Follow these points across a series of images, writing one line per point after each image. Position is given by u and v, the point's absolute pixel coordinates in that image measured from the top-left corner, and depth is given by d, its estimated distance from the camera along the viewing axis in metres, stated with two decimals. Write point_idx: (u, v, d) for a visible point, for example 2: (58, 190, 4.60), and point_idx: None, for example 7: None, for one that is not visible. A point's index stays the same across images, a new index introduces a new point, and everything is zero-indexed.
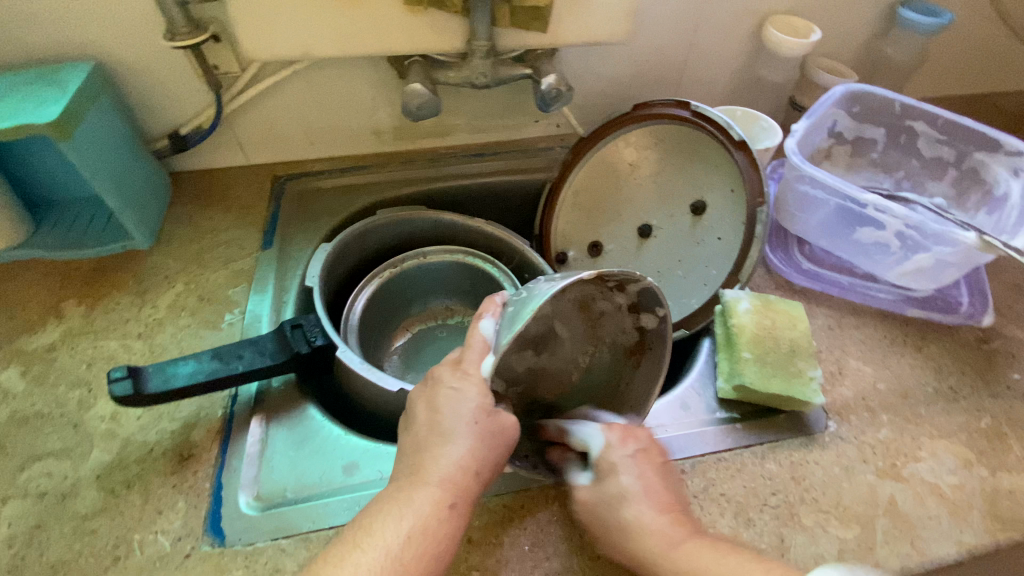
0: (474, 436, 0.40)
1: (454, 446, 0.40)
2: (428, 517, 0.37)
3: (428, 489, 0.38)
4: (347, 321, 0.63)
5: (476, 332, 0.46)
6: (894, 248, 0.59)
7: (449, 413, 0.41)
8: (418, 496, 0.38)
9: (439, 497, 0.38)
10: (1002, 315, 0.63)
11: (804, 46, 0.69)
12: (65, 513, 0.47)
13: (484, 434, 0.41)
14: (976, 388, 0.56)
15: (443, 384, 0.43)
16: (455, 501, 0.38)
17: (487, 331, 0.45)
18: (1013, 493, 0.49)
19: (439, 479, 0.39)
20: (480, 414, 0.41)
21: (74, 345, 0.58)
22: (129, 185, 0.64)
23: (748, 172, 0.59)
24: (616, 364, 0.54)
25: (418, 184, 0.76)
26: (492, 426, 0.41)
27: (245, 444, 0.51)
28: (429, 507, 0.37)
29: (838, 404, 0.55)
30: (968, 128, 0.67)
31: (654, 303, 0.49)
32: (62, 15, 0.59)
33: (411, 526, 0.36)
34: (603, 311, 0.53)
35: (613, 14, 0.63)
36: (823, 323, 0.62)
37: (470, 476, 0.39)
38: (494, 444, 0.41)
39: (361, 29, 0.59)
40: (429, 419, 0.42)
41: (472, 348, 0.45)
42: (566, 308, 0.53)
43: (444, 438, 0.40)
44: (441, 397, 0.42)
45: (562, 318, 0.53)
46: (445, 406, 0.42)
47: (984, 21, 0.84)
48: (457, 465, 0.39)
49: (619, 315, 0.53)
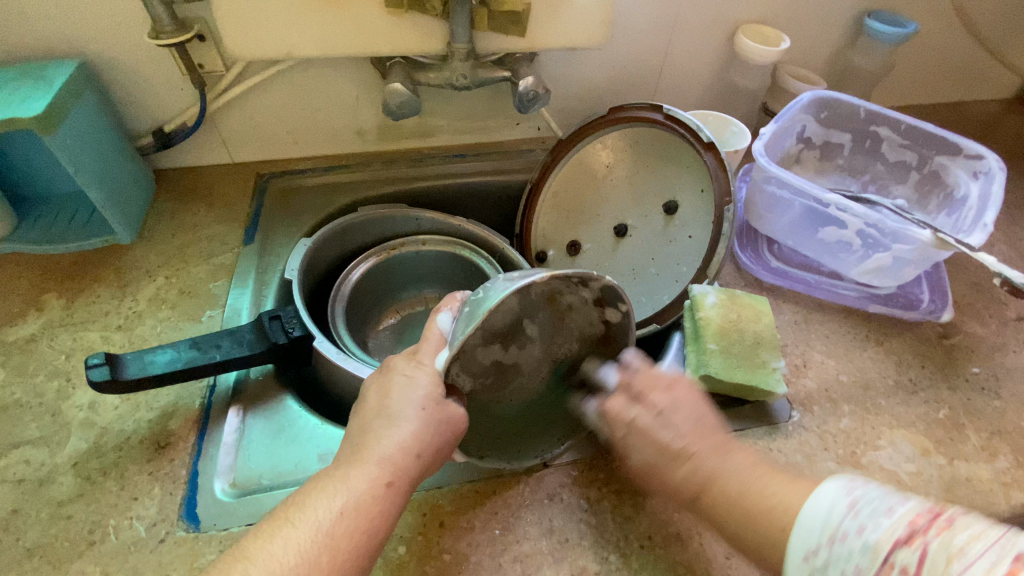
0: (419, 420, 0.41)
1: (395, 431, 0.41)
2: (362, 494, 0.38)
3: (367, 468, 0.39)
4: (340, 291, 0.66)
5: (433, 327, 0.47)
6: (856, 246, 0.61)
7: (398, 398, 0.43)
8: (356, 473, 0.39)
9: (377, 475, 0.39)
10: (963, 311, 0.66)
11: (773, 53, 0.72)
12: (41, 500, 0.47)
13: (429, 419, 0.41)
14: (935, 380, 0.59)
15: (410, 365, 0.44)
16: (392, 480, 0.39)
17: (444, 326, 0.47)
18: (968, 480, 0.51)
19: (378, 458, 0.40)
20: (429, 401, 0.42)
21: (55, 337, 0.58)
22: (112, 180, 0.65)
23: (716, 173, 0.61)
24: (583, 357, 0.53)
25: (401, 183, 0.78)
26: (440, 413, 0.42)
27: (222, 433, 0.52)
28: (366, 485, 0.38)
29: (802, 395, 0.57)
30: (929, 133, 0.70)
31: (616, 299, 0.48)
32: (48, 11, 0.60)
33: (343, 504, 0.37)
34: (573, 306, 0.50)
35: (589, 20, 0.65)
36: (790, 318, 0.64)
37: (409, 457, 0.40)
38: (441, 429, 0.42)
39: (343, 29, 0.61)
40: (379, 404, 0.43)
41: (428, 342, 0.46)
42: (533, 304, 0.49)
43: (390, 421, 0.41)
44: (393, 383, 0.44)
45: (529, 312, 0.50)
46: (395, 392, 0.43)
47: (949, 32, 0.87)
48: (398, 446, 0.40)
49: (589, 310, 0.51)
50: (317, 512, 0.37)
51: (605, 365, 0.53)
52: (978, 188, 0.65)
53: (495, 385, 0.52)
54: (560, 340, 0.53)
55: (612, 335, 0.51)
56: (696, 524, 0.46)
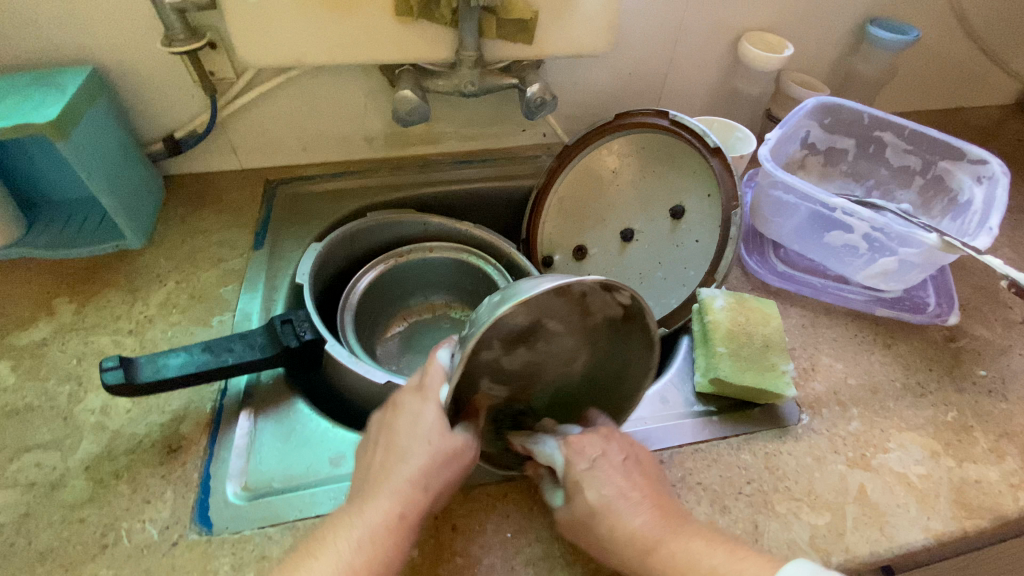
0: (427, 452, 0.42)
1: (407, 464, 0.41)
2: (377, 526, 0.38)
3: (380, 502, 0.40)
4: (347, 301, 0.66)
5: (433, 362, 0.46)
6: (863, 250, 0.62)
7: (404, 434, 0.43)
8: (370, 507, 0.39)
9: (390, 508, 0.39)
10: (969, 314, 0.66)
11: (777, 60, 0.73)
12: (53, 503, 0.47)
13: (437, 451, 0.42)
14: (943, 383, 0.59)
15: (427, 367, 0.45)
16: (405, 512, 0.39)
17: (444, 362, 0.46)
18: (978, 482, 0.51)
19: (390, 491, 0.40)
20: (435, 433, 0.42)
21: (66, 341, 0.59)
22: (124, 186, 0.65)
23: (723, 176, 0.62)
24: (610, 361, 0.50)
25: (408, 189, 0.79)
26: (444, 445, 0.42)
27: (233, 436, 0.52)
28: (381, 519, 0.39)
29: (811, 398, 0.57)
30: (933, 138, 0.70)
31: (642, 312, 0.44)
32: (62, 19, 0.61)
33: (360, 537, 0.38)
34: (596, 307, 0.46)
35: (595, 27, 0.66)
36: (797, 322, 0.64)
37: (420, 491, 0.41)
38: (447, 462, 0.42)
39: (354, 37, 0.61)
40: (386, 446, 0.43)
41: (429, 377, 0.45)
42: (556, 305, 0.47)
43: (399, 456, 0.42)
44: (398, 419, 0.44)
45: (550, 314, 0.47)
46: (403, 428, 0.43)
47: (950, 38, 0.88)
48: (408, 480, 0.41)
49: (612, 314, 0.47)
50: (336, 546, 0.38)
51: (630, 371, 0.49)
52: (982, 193, 0.66)
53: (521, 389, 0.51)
54: (585, 343, 0.50)
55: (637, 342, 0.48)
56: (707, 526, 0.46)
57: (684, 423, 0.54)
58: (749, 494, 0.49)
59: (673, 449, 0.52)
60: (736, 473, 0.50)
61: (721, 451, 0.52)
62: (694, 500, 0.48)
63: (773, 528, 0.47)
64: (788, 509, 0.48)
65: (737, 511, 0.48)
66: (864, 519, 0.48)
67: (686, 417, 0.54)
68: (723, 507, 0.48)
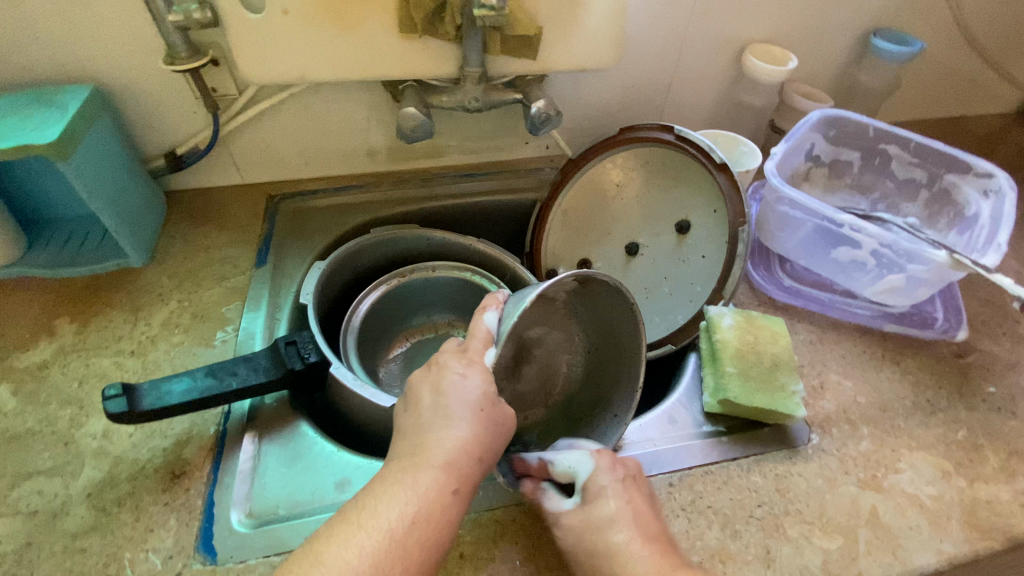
0: (477, 421, 0.41)
1: (454, 430, 0.41)
2: (431, 499, 0.38)
3: (432, 471, 0.39)
4: (349, 324, 0.65)
5: (479, 325, 0.48)
6: (870, 266, 0.61)
7: (453, 396, 0.42)
8: (423, 478, 0.38)
9: (444, 481, 0.39)
10: (977, 329, 0.65)
11: (781, 73, 0.73)
12: (56, 532, 0.46)
13: (486, 420, 0.42)
14: (952, 400, 0.58)
15: (449, 369, 0.44)
16: (458, 487, 0.39)
17: (490, 323, 0.48)
18: (991, 503, 0.51)
19: (442, 462, 0.39)
20: (485, 402, 0.42)
21: (67, 363, 0.58)
22: (125, 205, 0.65)
23: (730, 193, 0.62)
24: (595, 333, 0.58)
25: (411, 203, 0.78)
26: (495, 415, 0.42)
27: (237, 461, 0.51)
28: (434, 493, 0.38)
29: (820, 417, 0.56)
30: (939, 151, 0.70)
31: (612, 301, 0.54)
32: (62, 37, 0.60)
33: (415, 512, 0.37)
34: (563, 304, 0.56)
35: (600, 42, 0.66)
36: (805, 338, 0.64)
37: (472, 461, 0.40)
38: (495, 429, 0.42)
39: (357, 53, 0.61)
40: (434, 402, 0.42)
41: (474, 339, 0.47)
42: (536, 318, 0.55)
43: (447, 422, 0.41)
44: (446, 381, 0.43)
45: (530, 322, 0.55)
46: (450, 388, 0.43)
47: (954, 48, 0.88)
48: (460, 448, 0.40)
49: (574, 297, 0.56)
50: (387, 518, 0.37)
51: (618, 329, 0.55)
52: (989, 207, 0.65)
53: (540, 396, 0.57)
54: (567, 327, 0.57)
55: (611, 307, 0.55)
56: (719, 552, 0.46)
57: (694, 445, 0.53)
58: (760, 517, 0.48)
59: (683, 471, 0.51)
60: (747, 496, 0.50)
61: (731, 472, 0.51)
62: (705, 524, 0.47)
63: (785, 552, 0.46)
64: (800, 533, 0.47)
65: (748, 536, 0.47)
66: (877, 542, 0.47)
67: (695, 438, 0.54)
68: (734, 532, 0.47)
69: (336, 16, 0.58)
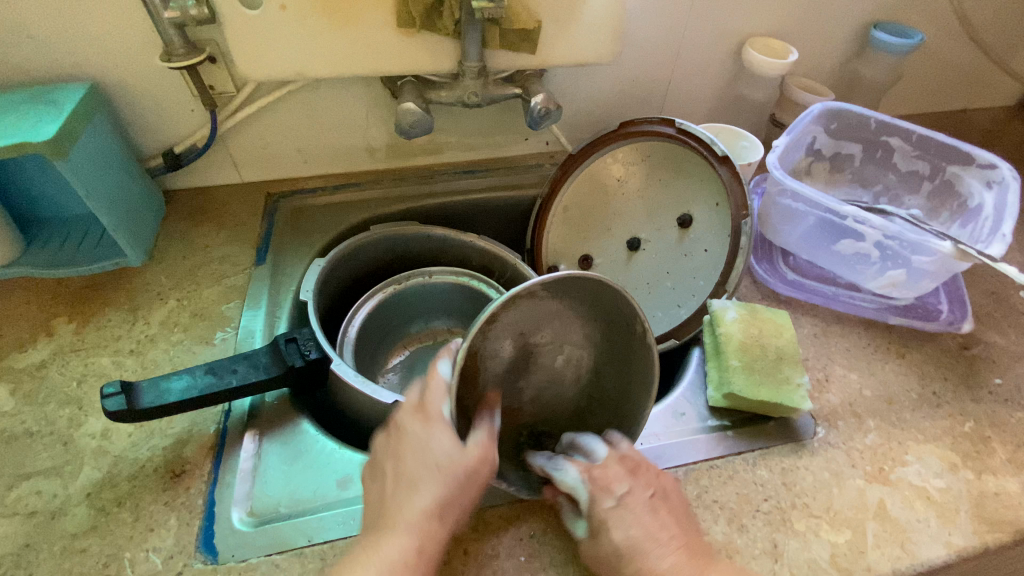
0: (440, 481, 0.41)
1: (419, 494, 0.41)
2: (398, 562, 0.38)
3: (397, 536, 0.39)
4: (345, 337, 0.64)
5: (447, 344, 0.47)
6: (874, 258, 0.61)
7: (414, 460, 0.42)
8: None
9: (409, 543, 0.39)
10: (982, 321, 0.65)
11: (782, 66, 0.72)
12: (55, 532, 0.46)
13: (449, 478, 0.41)
14: (958, 392, 0.58)
15: (407, 429, 0.43)
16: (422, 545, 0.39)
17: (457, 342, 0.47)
18: (1000, 496, 0.50)
19: (406, 524, 0.40)
20: (445, 460, 0.42)
21: (66, 363, 0.57)
22: (123, 204, 0.64)
23: (731, 185, 0.61)
24: (602, 320, 0.51)
25: (410, 200, 0.78)
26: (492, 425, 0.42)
27: (238, 459, 0.51)
28: (399, 555, 0.38)
29: (826, 410, 0.56)
30: (941, 143, 0.70)
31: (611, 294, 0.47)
32: (56, 34, 0.60)
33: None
34: (548, 296, 0.48)
35: (599, 36, 0.65)
36: (809, 331, 0.63)
37: (436, 519, 0.40)
38: (461, 485, 0.41)
39: (355, 47, 0.61)
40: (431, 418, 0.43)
41: (440, 357, 0.46)
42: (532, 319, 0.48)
43: (411, 488, 0.41)
44: (406, 443, 0.43)
45: (529, 321, 0.48)
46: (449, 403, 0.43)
47: (955, 39, 0.87)
48: (424, 512, 0.40)
49: (565, 289, 0.47)
50: None
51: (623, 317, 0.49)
52: (993, 198, 0.65)
53: (551, 389, 0.53)
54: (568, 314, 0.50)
55: (609, 298, 0.48)
56: (726, 546, 0.45)
57: (698, 439, 0.53)
58: (766, 511, 0.48)
59: (687, 466, 0.51)
60: (753, 490, 0.49)
61: (737, 466, 0.51)
62: (710, 519, 0.47)
63: (792, 547, 0.46)
64: (807, 527, 0.47)
65: (755, 530, 0.46)
66: (885, 535, 0.47)
67: (700, 433, 0.53)
68: (741, 526, 0.47)
69: (333, 10, 0.58)
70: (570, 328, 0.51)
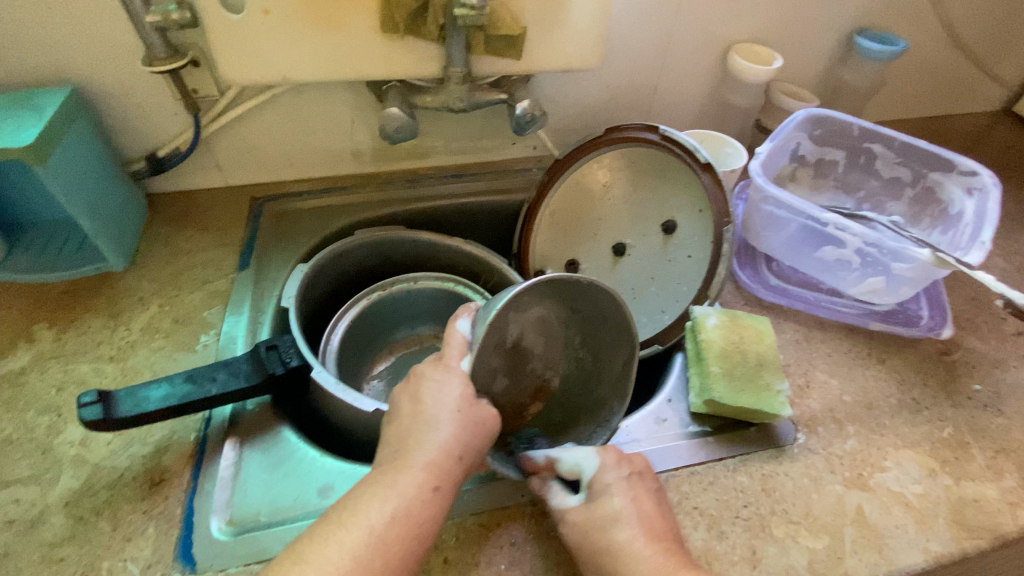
0: (458, 423, 0.41)
1: (438, 431, 0.41)
2: (412, 498, 0.38)
3: (413, 472, 0.39)
4: (328, 344, 0.63)
5: (454, 332, 0.48)
6: (855, 265, 0.62)
7: (433, 401, 0.42)
8: (404, 478, 0.39)
9: (424, 480, 0.39)
10: (962, 326, 0.66)
11: (767, 72, 0.73)
12: (32, 542, 0.46)
13: (465, 422, 0.42)
14: (938, 398, 0.58)
15: (427, 377, 0.44)
16: (439, 484, 0.39)
17: (465, 330, 0.48)
18: (977, 501, 0.51)
19: (423, 462, 0.40)
20: (464, 403, 0.42)
21: (45, 369, 0.57)
22: (104, 208, 0.64)
23: (714, 193, 0.62)
24: (583, 324, 0.55)
25: (396, 205, 0.77)
26: (476, 414, 0.42)
27: (218, 467, 0.50)
28: (414, 489, 0.39)
29: (806, 416, 0.56)
30: (921, 150, 0.70)
31: (595, 298, 0.52)
32: (35, 38, 0.59)
33: (394, 509, 0.38)
34: (534, 302, 0.52)
35: (584, 42, 0.65)
36: (791, 337, 0.64)
37: (452, 459, 0.40)
38: (477, 430, 0.42)
39: (339, 52, 0.60)
40: (413, 410, 0.43)
41: (450, 348, 0.47)
42: (521, 323, 0.52)
43: (429, 426, 0.41)
44: (425, 389, 0.43)
45: (504, 327, 0.50)
46: (429, 396, 0.43)
47: (938, 47, 0.88)
48: (441, 449, 0.40)
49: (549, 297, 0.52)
50: (369, 516, 0.37)
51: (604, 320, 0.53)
52: (973, 205, 0.66)
53: (552, 369, 0.56)
54: (532, 307, 0.52)
55: (591, 302, 0.52)
56: (706, 553, 0.46)
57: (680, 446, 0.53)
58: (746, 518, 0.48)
59: (669, 472, 0.51)
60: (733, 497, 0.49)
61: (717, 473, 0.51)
62: (690, 525, 0.47)
63: (771, 553, 0.46)
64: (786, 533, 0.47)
65: (734, 536, 0.47)
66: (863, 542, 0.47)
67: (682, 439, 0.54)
68: (720, 533, 0.47)
69: (318, 16, 0.57)
70: (553, 332, 0.55)
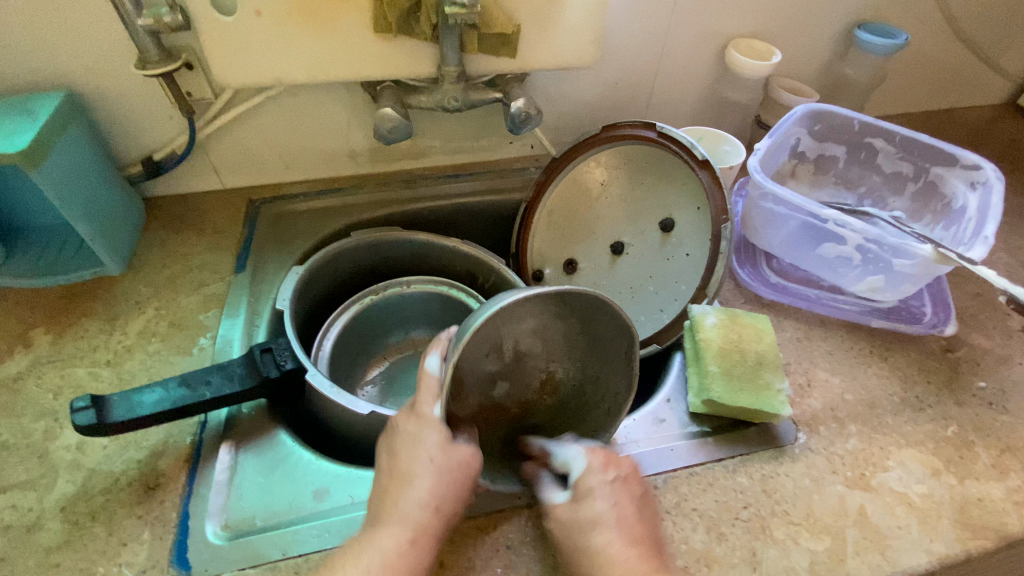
0: (433, 473, 0.43)
1: (414, 487, 0.42)
2: (390, 553, 0.39)
3: (390, 529, 0.41)
4: (319, 351, 0.63)
5: (425, 375, 0.46)
6: (856, 262, 0.61)
7: (406, 457, 0.44)
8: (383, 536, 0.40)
9: (402, 536, 0.40)
10: (967, 323, 0.65)
11: (765, 67, 0.72)
12: (29, 547, 0.45)
13: (441, 471, 0.43)
14: (942, 396, 0.58)
15: (400, 429, 0.46)
16: (416, 539, 0.40)
17: (435, 372, 0.46)
18: (981, 501, 0.50)
19: (400, 518, 0.41)
20: (439, 453, 0.44)
21: (42, 374, 0.57)
22: (100, 212, 0.64)
23: (712, 189, 0.61)
24: (582, 324, 0.53)
25: (393, 206, 0.77)
26: (449, 463, 0.44)
27: (213, 471, 0.50)
28: (392, 549, 0.40)
29: (807, 415, 0.56)
30: (923, 144, 0.69)
31: (592, 303, 0.50)
32: (28, 41, 0.59)
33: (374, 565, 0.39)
34: (527, 306, 0.50)
35: (579, 39, 0.65)
36: (792, 335, 0.63)
37: (430, 512, 0.42)
38: (454, 477, 0.43)
39: (331, 52, 0.60)
40: (390, 464, 0.44)
41: (424, 392, 0.46)
42: (515, 324, 0.51)
43: (405, 482, 0.43)
44: (399, 441, 0.45)
45: (496, 330, 0.50)
46: (404, 449, 0.44)
47: (941, 38, 0.87)
48: (419, 505, 0.42)
49: (543, 301, 0.50)
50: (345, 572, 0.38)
51: (602, 322, 0.52)
52: (976, 199, 0.65)
53: (555, 364, 0.55)
54: (526, 311, 0.50)
55: (588, 306, 0.51)
56: (705, 555, 0.45)
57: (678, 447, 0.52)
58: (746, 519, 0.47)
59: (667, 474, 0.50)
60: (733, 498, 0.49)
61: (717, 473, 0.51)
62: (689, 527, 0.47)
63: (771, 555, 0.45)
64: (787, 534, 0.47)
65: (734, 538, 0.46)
66: (865, 543, 0.46)
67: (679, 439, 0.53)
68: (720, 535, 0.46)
69: (310, 16, 0.57)
70: (551, 331, 0.53)
